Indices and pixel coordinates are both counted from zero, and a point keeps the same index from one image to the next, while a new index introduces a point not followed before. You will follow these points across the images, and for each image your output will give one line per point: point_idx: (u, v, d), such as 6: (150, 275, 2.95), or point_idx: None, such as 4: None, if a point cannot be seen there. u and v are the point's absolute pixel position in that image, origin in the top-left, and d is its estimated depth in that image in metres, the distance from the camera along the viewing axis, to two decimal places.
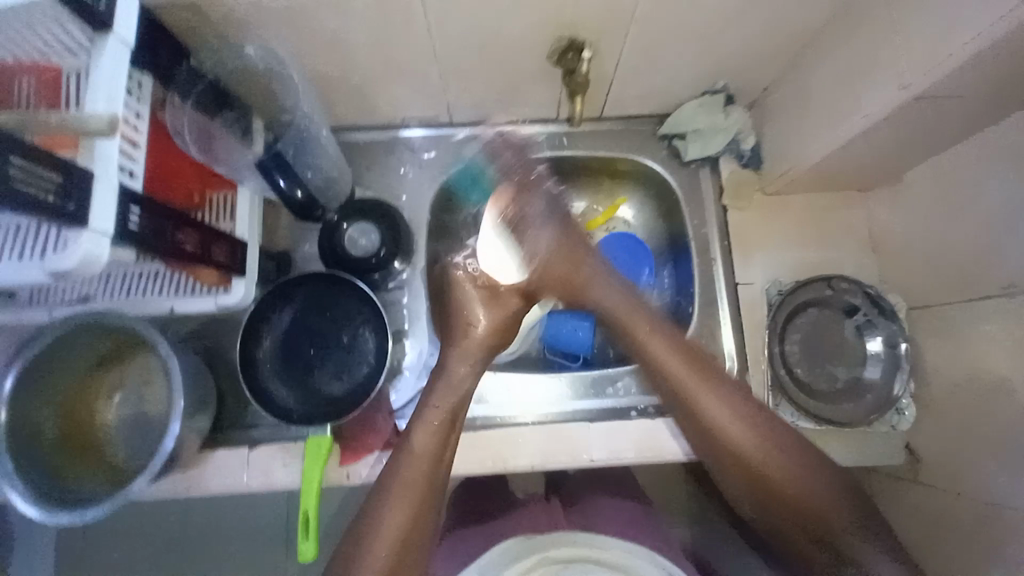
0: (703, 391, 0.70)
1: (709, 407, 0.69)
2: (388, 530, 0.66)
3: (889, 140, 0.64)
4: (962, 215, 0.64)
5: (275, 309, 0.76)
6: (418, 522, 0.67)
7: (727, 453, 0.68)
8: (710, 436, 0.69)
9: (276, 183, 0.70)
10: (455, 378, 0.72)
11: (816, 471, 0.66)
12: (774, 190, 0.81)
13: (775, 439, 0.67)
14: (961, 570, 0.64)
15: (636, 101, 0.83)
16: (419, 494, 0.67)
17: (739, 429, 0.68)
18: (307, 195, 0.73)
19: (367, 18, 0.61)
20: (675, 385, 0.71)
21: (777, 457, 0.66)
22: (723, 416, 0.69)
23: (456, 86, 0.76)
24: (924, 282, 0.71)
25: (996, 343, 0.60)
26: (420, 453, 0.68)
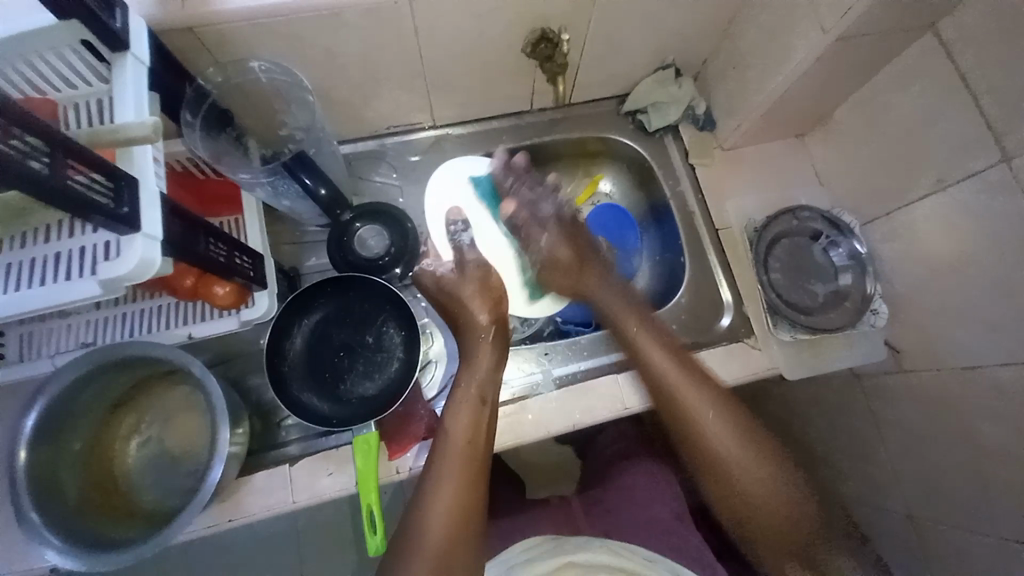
0: (699, 397, 0.73)
1: (699, 403, 0.73)
2: (442, 506, 0.65)
3: (820, 82, 0.76)
4: (891, 136, 0.76)
5: (299, 318, 0.77)
6: (471, 503, 0.66)
7: (712, 463, 0.71)
8: (698, 444, 0.72)
9: (302, 182, 0.69)
10: (478, 359, 0.75)
11: (788, 475, 0.69)
12: (731, 145, 0.92)
13: (758, 455, 0.70)
14: (955, 431, 0.74)
15: (600, 85, 0.92)
16: (464, 472, 0.67)
17: (729, 439, 0.71)
18: (330, 193, 0.72)
19: (361, 27, 0.65)
20: (664, 378, 0.75)
21: (759, 476, 0.69)
22: (718, 425, 0.71)
23: (440, 89, 0.82)
24: (868, 197, 0.83)
25: (941, 233, 0.72)
26: (459, 433, 0.69)
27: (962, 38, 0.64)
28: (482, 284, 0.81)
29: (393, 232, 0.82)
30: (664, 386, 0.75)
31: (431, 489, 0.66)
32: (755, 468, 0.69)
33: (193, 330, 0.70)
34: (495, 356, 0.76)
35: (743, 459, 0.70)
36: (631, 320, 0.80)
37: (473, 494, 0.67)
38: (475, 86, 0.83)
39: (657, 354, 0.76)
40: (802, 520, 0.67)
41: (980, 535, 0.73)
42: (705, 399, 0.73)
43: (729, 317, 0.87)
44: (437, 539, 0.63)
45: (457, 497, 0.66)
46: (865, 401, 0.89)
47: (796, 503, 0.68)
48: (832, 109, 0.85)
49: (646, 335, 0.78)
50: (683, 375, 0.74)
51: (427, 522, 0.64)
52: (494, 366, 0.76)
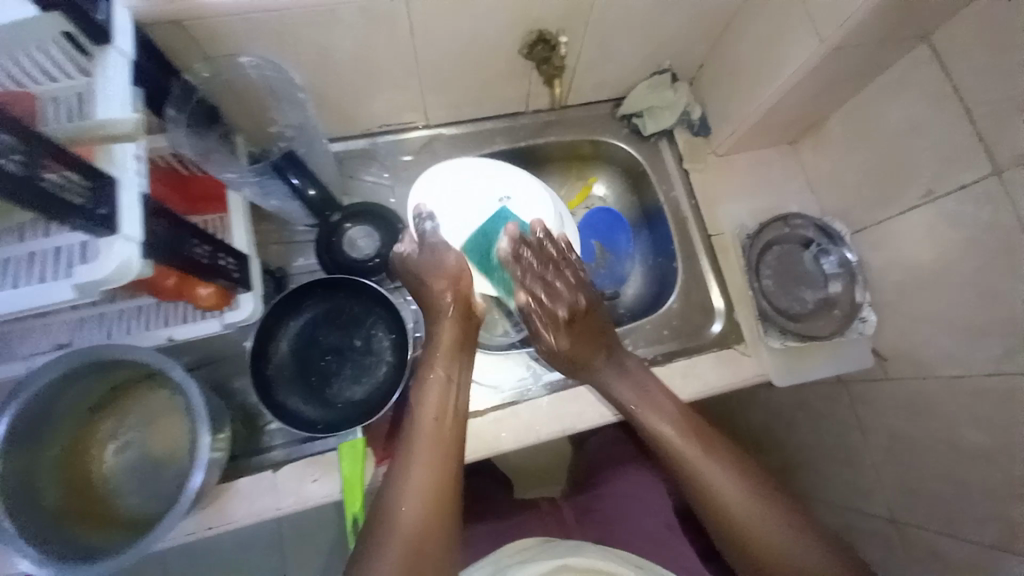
0: (705, 461, 0.70)
1: (708, 470, 0.70)
2: (416, 486, 0.65)
3: (813, 90, 0.76)
4: (882, 145, 0.77)
5: (286, 320, 0.76)
6: (445, 482, 0.66)
7: (734, 532, 0.67)
8: (713, 514, 0.69)
9: (289, 182, 0.66)
10: (441, 338, 0.73)
11: (806, 537, 0.65)
12: (724, 150, 0.92)
13: (774, 514, 0.67)
14: (939, 438, 0.76)
15: (596, 87, 0.91)
16: (436, 451, 0.67)
17: (740, 504, 0.68)
18: (318, 193, 0.70)
19: (353, 23, 0.63)
20: (668, 445, 0.72)
21: (776, 534, 0.66)
22: (731, 490, 0.68)
23: (434, 88, 0.80)
24: (858, 206, 0.83)
25: (928, 244, 0.72)
26: (428, 413, 0.69)
27: (953, 52, 0.64)
28: (436, 265, 0.74)
29: (384, 233, 0.80)
30: (671, 454, 0.72)
31: (402, 469, 0.66)
32: (772, 530, 0.66)
33: (174, 332, 0.69)
34: (456, 333, 0.74)
35: (760, 518, 0.67)
36: (619, 379, 0.76)
37: (446, 474, 0.67)
38: (469, 86, 0.82)
39: (658, 421, 0.73)
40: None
41: (961, 536, 0.75)
42: (711, 462, 0.70)
43: (720, 324, 0.88)
44: (409, 518, 0.63)
45: (431, 475, 0.66)
46: (852, 407, 0.90)
47: (821, 559, 0.64)
48: (824, 118, 0.86)
49: (647, 401, 0.75)
50: (686, 440, 0.72)
51: (399, 503, 0.64)
52: (457, 342, 0.74)
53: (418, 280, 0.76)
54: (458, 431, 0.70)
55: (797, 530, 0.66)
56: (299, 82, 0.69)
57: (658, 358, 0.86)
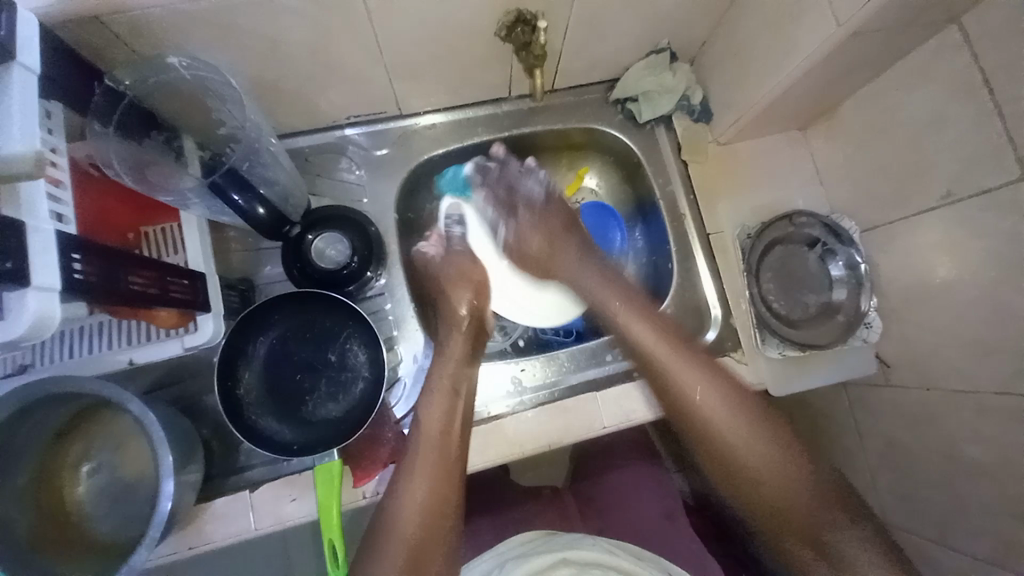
0: (686, 369, 0.71)
1: (691, 383, 0.70)
2: (413, 500, 0.63)
3: (826, 77, 0.68)
4: (899, 138, 0.69)
5: (252, 338, 0.72)
6: (446, 492, 0.64)
7: (714, 447, 0.68)
8: (685, 415, 0.70)
9: (233, 201, 0.63)
10: (452, 348, 0.73)
11: (784, 451, 0.65)
12: (727, 140, 0.84)
13: (747, 423, 0.67)
14: (937, 452, 0.72)
15: (586, 70, 0.82)
16: (437, 462, 0.64)
17: (716, 407, 0.69)
18: (270, 211, 0.67)
19: (299, 11, 0.55)
20: (649, 357, 0.73)
21: (749, 442, 0.66)
22: (709, 400, 0.69)
23: (404, 77, 0.72)
24: (869, 204, 0.76)
25: (941, 251, 0.66)
26: (431, 420, 0.67)
27: (987, 35, 0.56)
28: (458, 272, 0.77)
29: (355, 240, 0.75)
30: (648, 362, 0.73)
31: (402, 476, 0.64)
32: (756, 446, 0.66)
33: (135, 356, 0.63)
34: (467, 347, 0.74)
35: (739, 427, 0.67)
36: (632, 318, 0.76)
37: (448, 484, 0.64)
38: (444, 74, 0.74)
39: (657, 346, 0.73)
40: (808, 502, 0.63)
41: (952, 547, 0.73)
42: (695, 373, 0.71)
43: (715, 331, 0.83)
44: (409, 527, 0.61)
45: (433, 485, 0.63)
46: (849, 412, 0.86)
47: (802, 481, 0.64)
48: (837, 103, 0.77)
49: (633, 319, 0.76)
50: (680, 361, 0.72)
51: (399, 514, 0.62)
52: (468, 355, 0.73)
53: (442, 300, 0.76)
54: (463, 444, 0.67)
55: (781, 445, 0.66)
56: (237, 86, 0.64)
57: None
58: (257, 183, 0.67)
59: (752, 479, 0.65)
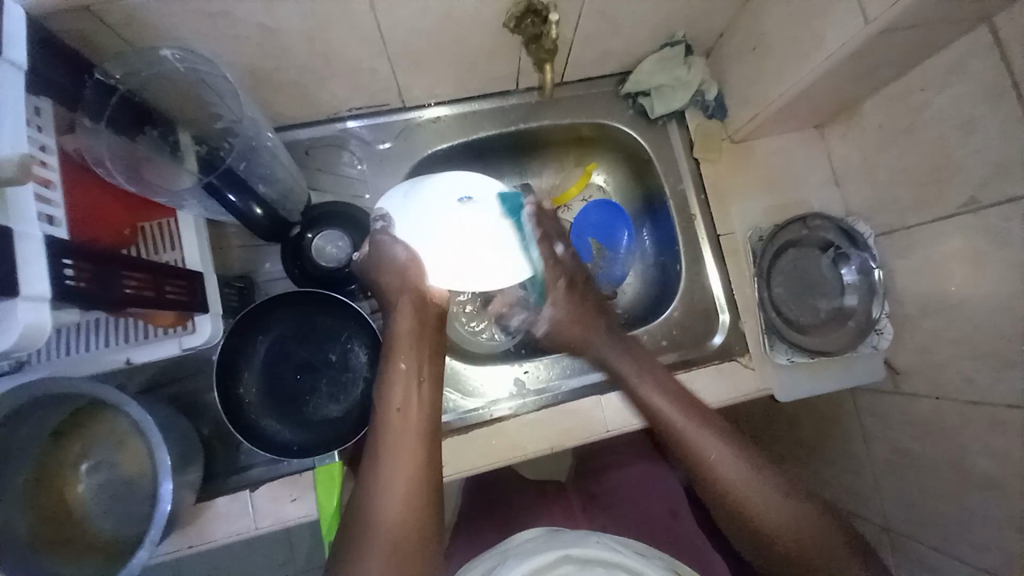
0: (708, 441, 0.67)
1: (715, 455, 0.66)
2: (390, 482, 0.61)
3: (848, 76, 0.65)
4: (921, 141, 0.67)
5: (250, 339, 0.70)
6: (421, 474, 0.62)
7: (742, 513, 0.64)
8: (718, 492, 0.65)
9: (227, 200, 0.63)
10: (401, 329, 0.67)
11: (816, 517, 0.62)
12: (741, 137, 0.81)
13: (779, 490, 0.64)
14: (946, 461, 0.71)
15: (597, 62, 0.79)
16: (407, 446, 0.63)
17: (743, 479, 0.65)
18: (267, 212, 0.66)
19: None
20: (675, 432, 0.69)
21: (782, 509, 0.63)
22: (736, 472, 0.65)
23: (409, 68, 0.70)
24: (887, 208, 0.74)
25: (961, 260, 0.64)
26: (391, 406, 0.64)
27: (1020, 37, 0.53)
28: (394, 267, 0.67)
29: (355, 237, 0.73)
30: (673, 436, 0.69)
31: (374, 465, 0.62)
32: (766, 493, 0.64)
33: (132, 355, 0.62)
34: (414, 330, 0.68)
35: (770, 499, 0.63)
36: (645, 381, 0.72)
37: (422, 465, 0.62)
38: (449, 65, 0.71)
39: (657, 396, 0.71)
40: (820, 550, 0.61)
41: (958, 556, 0.72)
42: (718, 445, 0.67)
43: (722, 335, 0.81)
44: (391, 517, 0.60)
45: (407, 471, 0.62)
46: (857, 417, 0.85)
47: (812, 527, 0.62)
48: (858, 101, 0.74)
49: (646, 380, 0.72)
50: (690, 419, 0.69)
51: (379, 501, 0.61)
52: (417, 335, 0.68)
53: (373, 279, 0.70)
54: (429, 427, 0.64)
55: (814, 514, 0.63)
56: (232, 80, 0.62)
57: None
58: (254, 182, 0.67)
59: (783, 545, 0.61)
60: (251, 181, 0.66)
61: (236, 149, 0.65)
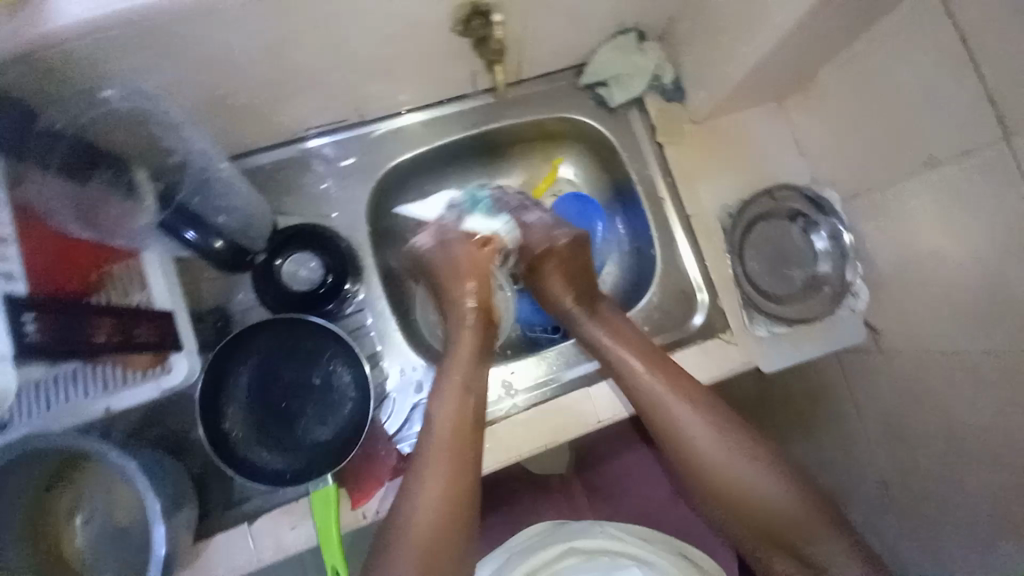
0: (683, 409, 0.68)
1: (686, 420, 0.68)
2: (427, 497, 0.60)
3: (800, 47, 0.66)
4: (877, 104, 0.68)
5: (230, 371, 0.70)
6: (461, 488, 0.62)
7: (705, 475, 0.67)
8: (686, 456, 0.68)
9: (187, 237, 0.65)
10: (462, 341, 0.70)
11: (777, 479, 0.64)
12: (702, 118, 0.82)
13: (745, 455, 0.66)
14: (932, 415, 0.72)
15: (552, 57, 0.79)
16: (453, 458, 0.63)
17: (706, 439, 0.67)
18: (228, 244, 0.68)
19: (230, 22, 0.51)
20: (648, 400, 0.70)
21: (746, 472, 0.65)
22: (705, 437, 0.67)
23: (362, 82, 0.69)
24: (852, 171, 0.75)
25: (926, 217, 0.65)
26: (444, 417, 0.65)
27: None
28: (454, 268, 0.73)
29: (326, 257, 0.73)
30: (647, 404, 0.70)
31: (416, 474, 0.62)
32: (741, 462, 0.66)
33: (112, 403, 0.60)
34: (475, 339, 0.70)
35: (733, 461, 0.66)
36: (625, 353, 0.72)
37: (463, 478, 0.62)
38: (402, 75, 0.71)
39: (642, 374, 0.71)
40: (795, 517, 0.63)
41: (952, 508, 0.72)
42: (693, 412, 0.68)
43: (702, 315, 0.81)
44: (426, 529, 0.59)
45: (446, 488, 0.61)
46: (844, 380, 0.86)
47: (785, 495, 0.64)
48: (813, 70, 0.75)
49: (628, 356, 0.72)
50: (667, 386, 0.70)
51: (412, 515, 0.59)
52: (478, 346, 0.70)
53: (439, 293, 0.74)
54: (476, 444, 0.65)
55: (778, 477, 0.65)
56: (178, 115, 0.62)
57: None
58: (211, 215, 0.67)
59: (744, 505, 0.65)
60: (208, 215, 0.66)
61: (187, 182, 0.65)
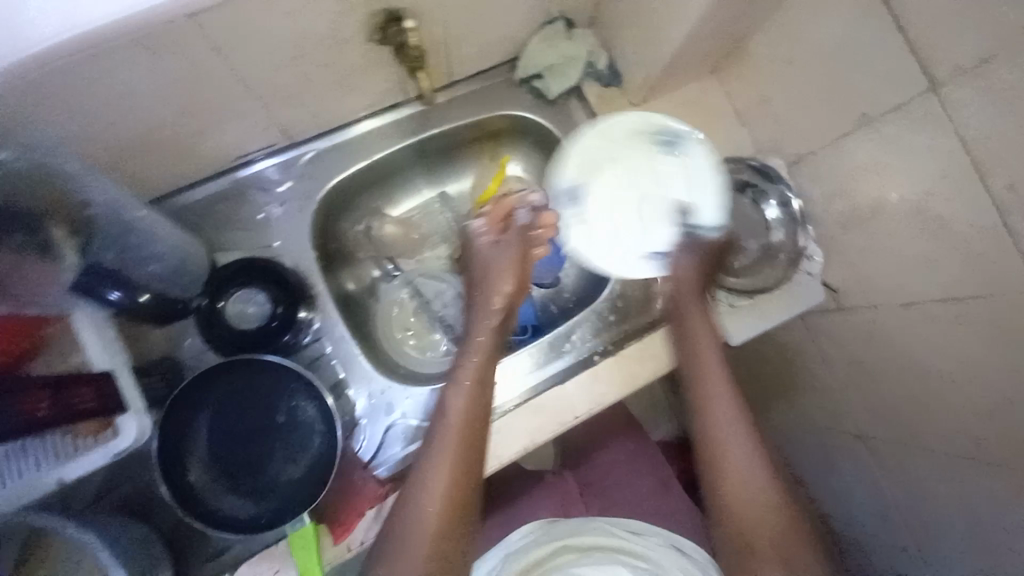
0: (734, 410, 0.67)
1: (727, 421, 0.67)
2: (433, 488, 0.59)
3: (725, 19, 0.65)
4: (808, 67, 0.68)
5: (186, 421, 0.67)
6: (467, 480, 0.60)
7: (729, 479, 0.64)
8: (716, 454, 0.66)
9: (110, 295, 0.61)
10: (480, 335, 0.71)
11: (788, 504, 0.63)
12: (642, 99, 0.81)
13: (771, 476, 0.64)
14: (894, 365, 0.73)
15: (483, 54, 0.77)
16: (463, 448, 0.61)
17: (743, 447, 0.65)
18: (155, 297, 0.65)
19: (118, 57, 0.48)
20: (702, 393, 0.69)
21: (766, 490, 0.63)
22: (744, 443, 0.65)
23: (284, 103, 0.66)
24: (793, 136, 0.75)
25: (868, 173, 0.66)
26: (457, 410, 0.64)
27: None
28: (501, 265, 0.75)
29: (273, 290, 0.70)
30: (699, 396, 0.69)
31: (425, 466, 0.61)
32: (748, 459, 0.65)
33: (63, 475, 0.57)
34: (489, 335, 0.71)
35: (760, 473, 0.64)
36: (706, 345, 0.70)
37: (471, 471, 0.61)
38: (327, 91, 0.68)
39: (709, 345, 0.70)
40: (782, 522, 0.62)
41: (925, 447, 0.73)
42: (740, 419, 0.67)
43: (667, 298, 0.79)
44: (432, 521, 0.57)
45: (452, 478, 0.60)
46: (811, 341, 0.87)
47: (780, 501, 0.63)
48: (745, 39, 0.75)
49: (707, 350, 0.70)
50: (722, 380, 0.69)
51: (418, 504, 0.58)
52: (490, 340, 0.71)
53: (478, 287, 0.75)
54: (482, 436, 0.63)
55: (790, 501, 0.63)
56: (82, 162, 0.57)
57: (608, 348, 0.78)
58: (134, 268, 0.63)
59: (751, 520, 0.62)
60: (131, 271, 0.62)
61: (101, 236, 0.59)
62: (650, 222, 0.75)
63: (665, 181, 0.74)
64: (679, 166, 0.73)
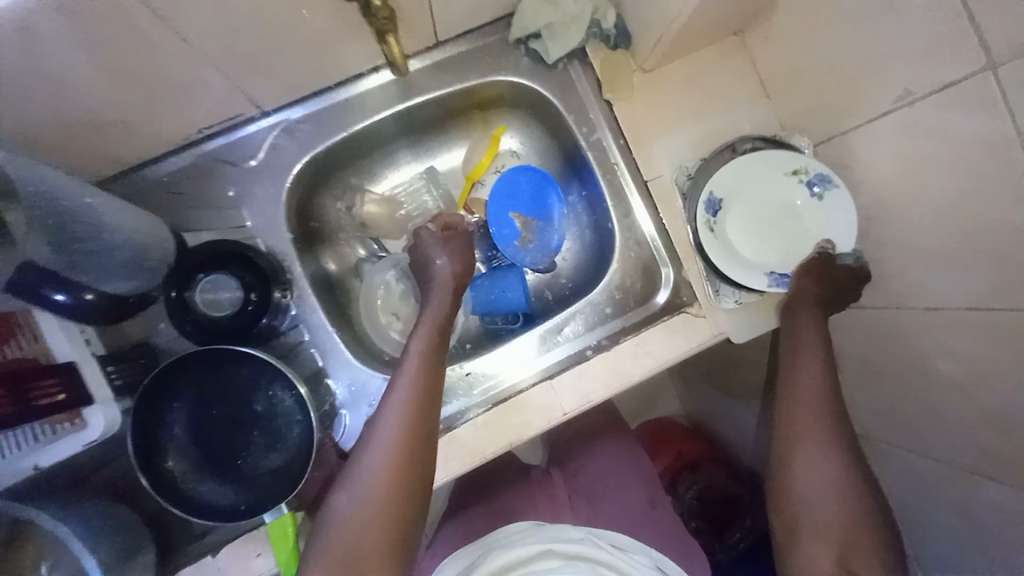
0: (823, 392, 0.64)
1: (810, 403, 0.64)
2: (386, 435, 0.58)
3: None
4: (841, 34, 0.58)
5: (161, 411, 0.65)
6: (411, 484, 0.57)
7: (799, 457, 0.62)
8: (789, 431, 0.64)
9: (50, 297, 0.54)
10: (433, 299, 0.69)
11: (860, 493, 0.60)
12: (653, 66, 0.72)
13: (848, 464, 0.61)
14: (900, 371, 0.67)
15: (471, 10, 0.67)
16: (418, 401, 0.60)
17: (826, 429, 0.63)
18: (101, 296, 0.59)
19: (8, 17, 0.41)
20: (790, 371, 0.67)
21: (841, 475, 0.61)
22: (825, 427, 0.63)
23: (244, 70, 0.59)
24: (820, 113, 0.66)
25: (895, 163, 0.57)
26: (399, 411, 0.59)
27: None
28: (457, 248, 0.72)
29: (245, 276, 0.67)
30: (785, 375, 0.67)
31: (376, 420, 0.60)
32: (821, 471, 0.61)
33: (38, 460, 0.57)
34: (435, 331, 0.66)
35: (838, 459, 0.61)
36: (809, 331, 0.67)
37: (413, 476, 0.57)
38: (289, 57, 0.60)
39: (806, 365, 0.66)
40: (847, 536, 0.58)
41: (929, 454, 0.69)
42: (829, 406, 0.64)
43: (666, 292, 0.74)
44: (381, 467, 0.56)
45: (405, 428, 0.58)
46: None
47: (854, 506, 0.59)
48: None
49: (809, 340, 0.67)
50: (821, 366, 0.66)
51: (371, 451, 0.57)
52: (437, 337, 0.66)
53: (422, 262, 0.72)
54: (436, 390, 0.62)
55: (863, 490, 0.60)
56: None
57: (603, 343, 0.74)
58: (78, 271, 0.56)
59: (808, 500, 0.60)
60: (75, 272, 0.55)
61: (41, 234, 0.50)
62: (766, 254, 0.69)
63: (811, 224, 0.68)
64: (817, 210, 0.67)
